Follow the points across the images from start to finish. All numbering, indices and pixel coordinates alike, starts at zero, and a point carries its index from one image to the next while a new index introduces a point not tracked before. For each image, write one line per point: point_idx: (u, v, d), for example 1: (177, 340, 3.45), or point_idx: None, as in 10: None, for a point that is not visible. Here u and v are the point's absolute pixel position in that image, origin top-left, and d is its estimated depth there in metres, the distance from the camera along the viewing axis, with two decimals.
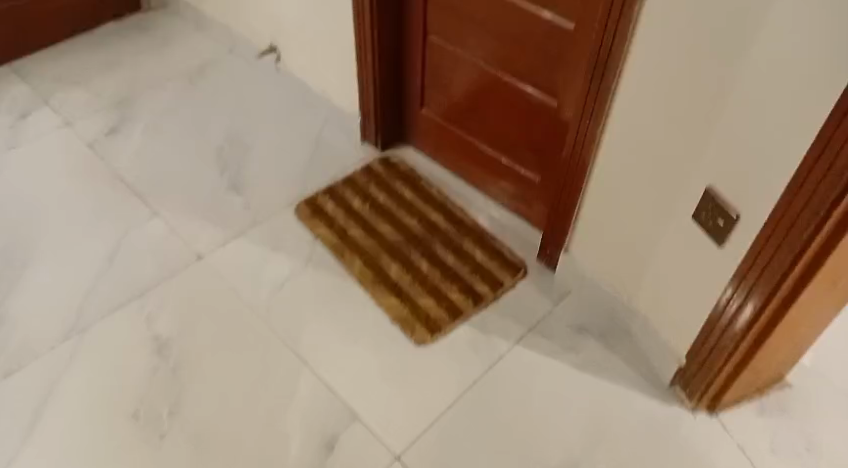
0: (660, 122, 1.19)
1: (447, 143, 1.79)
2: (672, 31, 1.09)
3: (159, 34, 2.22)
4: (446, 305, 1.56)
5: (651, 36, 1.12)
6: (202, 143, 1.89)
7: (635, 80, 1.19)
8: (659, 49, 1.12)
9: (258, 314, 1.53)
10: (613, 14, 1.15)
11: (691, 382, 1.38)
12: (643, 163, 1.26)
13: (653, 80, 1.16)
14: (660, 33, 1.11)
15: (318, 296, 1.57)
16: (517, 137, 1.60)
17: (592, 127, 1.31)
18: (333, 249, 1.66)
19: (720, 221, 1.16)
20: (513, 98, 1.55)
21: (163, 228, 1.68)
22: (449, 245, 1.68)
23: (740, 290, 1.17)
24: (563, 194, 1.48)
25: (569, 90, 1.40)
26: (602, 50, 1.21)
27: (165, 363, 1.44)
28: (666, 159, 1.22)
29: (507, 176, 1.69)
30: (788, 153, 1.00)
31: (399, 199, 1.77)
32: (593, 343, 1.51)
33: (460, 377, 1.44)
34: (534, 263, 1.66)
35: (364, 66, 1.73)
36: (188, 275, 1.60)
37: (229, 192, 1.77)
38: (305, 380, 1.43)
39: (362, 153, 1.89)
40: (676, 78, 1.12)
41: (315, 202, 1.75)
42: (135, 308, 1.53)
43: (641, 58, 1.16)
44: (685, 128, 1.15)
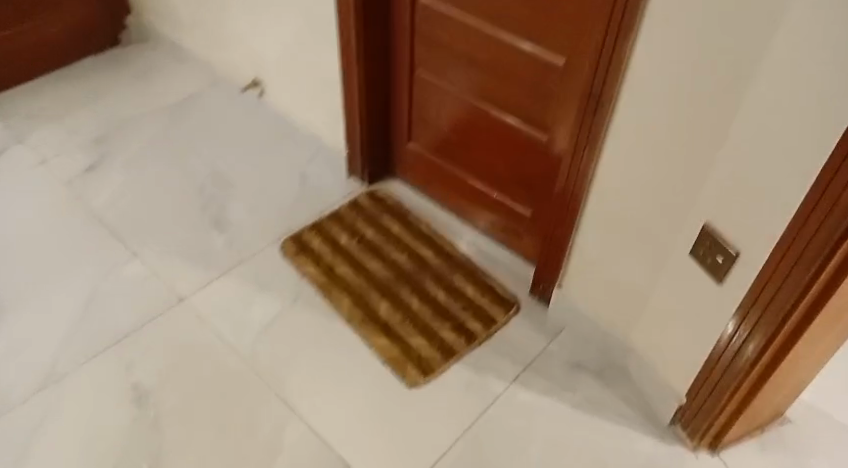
0: (656, 157, 1.17)
1: (434, 176, 1.76)
2: (668, 66, 1.07)
3: (140, 68, 2.18)
4: (438, 344, 1.51)
5: (646, 71, 1.11)
6: (184, 179, 1.84)
7: (629, 115, 1.17)
8: (655, 85, 1.11)
9: (244, 359, 1.47)
10: (606, 50, 1.14)
11: (691, 420, 1.35)
12: (639, 198, 1.24)
13: (649, 115, 1.14)
14: (656, 69, 1.09)
15: (305, 337, 1.52)
16: (507, 171, 1.57)
17: (585, 162, 1.29)
18: (321, 287, 1.61)
19: (719, 258, 1.14)
20: (503, 132, 1.53)
21: (144, 269, 1.63)
22: (439, 281, 1.64)
23: (743, 328, 1.14)
24: (557, 229, 1.45)
25: (560, 125, 1.38)
26: (596, 85, 1.20)
27: (145, 413, 1.38)
28: (663, 193, 1.19)
29: (497, 210, 1.66)
30: (789, 190, 0.98)
31: (387, 234, 1.73)
32: (590, 380, 1.48)
33: (454, 421, 1.40)
34: (526, 298, 1.62)
35: (350, 101, 1.70)
36: (170, 319, 1.54)
37: (213, 230, 1.72)
38: (293, 427, 1.37)
39: (348, 187, 1.85)
40: (673, 113, 1.11)
41: (301, 238, 1.71)
42: (114, 354, 1.47)
43: (636, 93, 1.14)
44: (682, 163, 1.13)
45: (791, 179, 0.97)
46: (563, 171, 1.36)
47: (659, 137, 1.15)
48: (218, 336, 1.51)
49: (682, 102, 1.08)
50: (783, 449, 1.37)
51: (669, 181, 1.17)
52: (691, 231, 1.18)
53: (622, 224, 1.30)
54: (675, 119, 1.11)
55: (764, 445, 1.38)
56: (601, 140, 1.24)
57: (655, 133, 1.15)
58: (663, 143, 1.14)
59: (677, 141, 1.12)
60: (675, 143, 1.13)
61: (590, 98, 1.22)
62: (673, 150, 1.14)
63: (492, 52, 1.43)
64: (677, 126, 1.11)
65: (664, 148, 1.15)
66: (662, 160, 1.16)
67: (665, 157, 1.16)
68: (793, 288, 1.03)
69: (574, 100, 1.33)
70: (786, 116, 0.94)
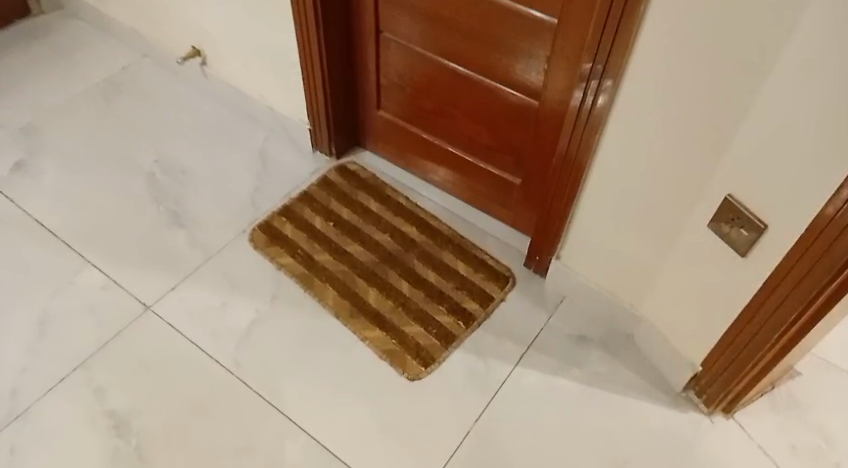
0: (671, 125, 1.06)
1: (410, 146, 1.62)
2: (684, 34, 0.96)
3: (59, 42, 1.92)
4: (436, 331, 1.42)
5: (658, 38, 0.99)
6: (130, 172, 1.65)
7: (640, 83, 1.06)
8: (670, 52, 0.99)
9: (228, 370, 1.35)
10: (614, 11, 1.01)
11: (706, 387, 1.31)
12: (649, 170, 1.15)
13: (661, 85, 1.03)
14: (672, 35, 0.97)
15: (293, 338, 1.40)
16: (492, 139, 1.46)
17: (588, 133, 1.19)
18: (301, 280, 1.48)
19: (743, 231, 1.07)
20: (486, 98, 1.40)
21: (99, 279, 1.47)
22: (428, 260, 1.52)
23: (769, 300, 1.09)
24: (553, 200, 1.36)
25: (555, 93, 1.27)
26: (600, 54, 1.08)
27: (126, 443, 1.25)
28: (678, 163, 1.10)
29: (482, 179, 1.55)
30: (821, 167, 0.91)
31: (366, 213, 1.59)
32: (596, 353, 1.42)
33: (463, 414, 1.33)
34: (521, 270, 1.53)
35: (310, 72, 1.53)
36: (138, 333, 1.39)
37: (171, 227, 1.56)
38: (293, 442, 1.27)
39: (316, 163, 1.70)
40: (690, 82, 1.00)
41: (271, 226, 1.56)
42: (80, 379, 1.33)
43: (649, 58, 1.02)
44: (701, 132, 1.03)
45: (820, 157, 0.91)
46: (563, 141, 1.25)
47: (674, 107, 1.04)
48: (195, 347, 1.38)
49: (700, 71, 0.98)
50: (794, 407, 1.36)
51: (685, 152, 1.08)
52: (711, 204, 1.10)
53: (629, 195, 1.21)
54: (692, 88, 1.00)
55: (775, 402, 1.37)
56: (605, 110, 1.13)
57: (668, 104, 1.05)
58: (678, 114, 1.04)
59: (694, 111, 1.02)
60: (690, 113, 1.03)
61: (593, 67, 1.10)
62: (689, 120, 1.04)
63: (473, 16, 1.28)
64: (694, 97, 1.01)
65: (679, 119, 1.05)
66: (676, 131, 1.06)
67: (680, 128, 1.06)
68: (830, 263, 0.97)
69: (570, 66, 1.21)
70: (822, 90, 0.86)
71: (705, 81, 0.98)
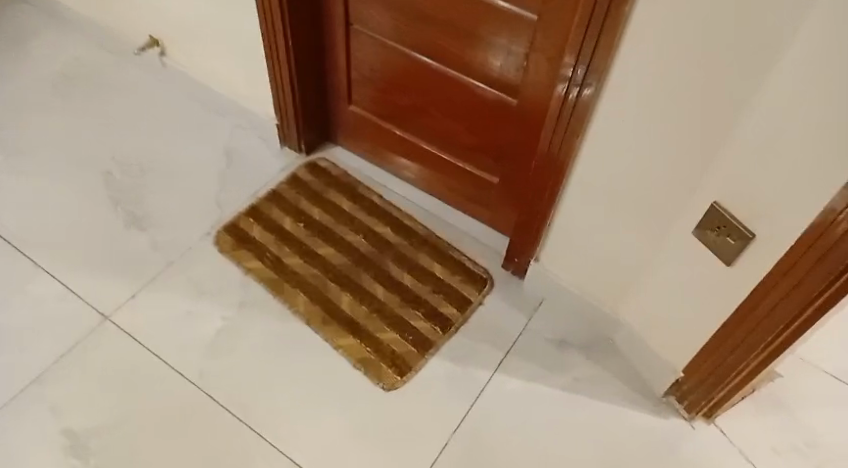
0: (657, 130, 1.01)
1: (383, 142, 1.56)
2: (672, 35, 0.91)
3: (9, 29, 1.81)
4: (412, 337, 1.37)
5: (645, 39, 0.94)
6: (86, 171, 1.57)
7: (626, 86, 1.00)
8: (658, 54, 0.94)
9: (194, 384, 1.30)
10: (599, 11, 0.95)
11: (688, 394, 1.28)
12: (634, 173, 1.10)
13: (649, 87, 0.98)
14: (660, 37, 0.92)
15: (260, 348, 1.34)
16: (469, 137, 1.40)
17: (571, 134, 1.13)
18: (270, 285, 1.42)
19: (730, 239, 1.03)
20: (464, 95, 1.34)
21: (54, 287, 1.39)
22: (403, 262, 1.46)
23: (757, 309, 1.05)
24: (533, 202, 1.31)
25: (535, 91, 1.22)
26: (584, 53, 1.02)
27: (85, 464, 1.20)
28: (665, 168, 1.05)
29: (459, 178, 1.49)
30: (812, 176, 0.87)
31: (338, 213, 1.52)
32: (577, 358, 1.38)
33: (440, 425, 1.28)
34: (499, 271, 1.48)
35: (277, 66, 1.44)
36: (96, 345, 1.33)
37: (131, 230, 1.48)
38: (263, 459, 1.22)
39: (284, 160, 1.62)
40: (679, 86, 0.95)
41: (238, 228, 1.49)
42: (34, 396, 1.26)
43: (635, 61, 0.97)
44: (689, 138, 0.99)
45: (820, 159, 0.85)
46: (543, 142, 1.20)
47: (662, 111, 0.99)
48: (159, 359, 1.32)
49: (692, 73, 0.92)
50: (776, 410, 1.34)
51: (673, 157, 1.03)
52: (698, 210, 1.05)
53: (613, 199, 1.16)
54: (685, 91, 0.95)
55: (757, 405, 1.35)
56: (588, 112, 1.08)
57: (656, 108, 0.99)
58: (666, 118, 0.99)
59: (683, 115, 0.97)
60: (679, 118, 0.98)
61: (577, 67, 1.04)
62: (677, 124, 0.99)
63: (448, 9, 1.21)
64: (683, 100, 0.95)
65: (668, 123, 0.99)
66: (663, 136, 1.01)
67: (671, 132, 1.00)
68: (823, 273, 0.93)
69: (551, 63, 1.15)
70: (822, 91, 0.81)
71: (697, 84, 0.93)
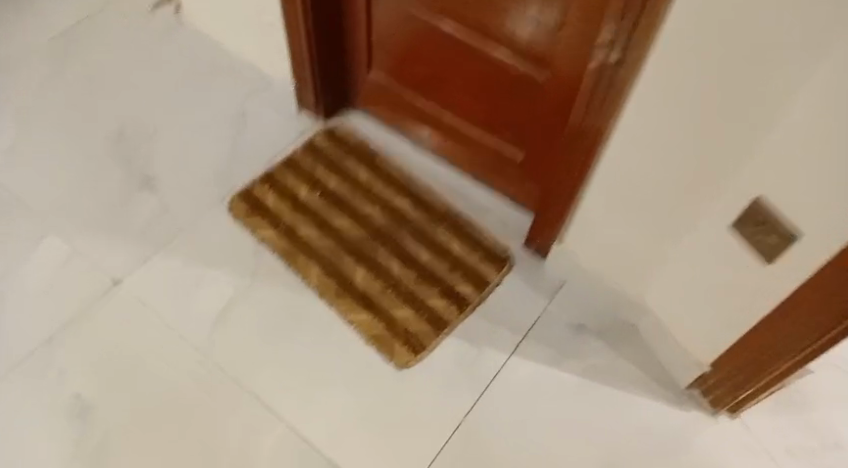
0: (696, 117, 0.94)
1: (403, 112, 1.50)
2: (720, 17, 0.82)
3: None
4: (427, 315, 1.32)
5: (688, 19, 0.85)
6: (99, 132, 1.53)
7: (665, 67, 0.93)
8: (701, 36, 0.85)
9: (204, 353, 1.27)
10: None
11: (714, 388, 1.22)
12: (668, 159, 1.02)
13: (690, 69, 0.90)
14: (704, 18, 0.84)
15: (271, 320, 1.31)
16: (492, 112, 1.35)
17: (603, 114, 1.06)
18: (284, 255, 1.38)
19: (771, 238, 0.96)
20: (490, 64, 1.26)
21: (63, 249, 1.37)
22: (421, 237, 1.41)
23: (795, 310, 0.99)
24: (558, 182, 1.24)
25: (566, 64, 1.14)
26: (622, 29, 0.93)
27: (91, 430, 1.19)
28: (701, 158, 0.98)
29: (481, 153, 1.44)
30: None
31: (356, 182, 1.47)
32: (596, 344, 1.33)
33: (452, 408, 1.24)
34: (519, 251, 1.43)
35: (294, 30, 1.38)
36: (107, 309, 1.31)
37: (143, 194, 1.45)
38: (270, 433, 1.20)
39: (302, 125, 1.57)
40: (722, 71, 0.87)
41: (252, 195, 1.45)
42: (42, 359, 1.25)
43: (676, 41, 0.89)
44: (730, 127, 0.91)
45: (837, 169, 0.82)
46: (572, 121, 1.12)
47: (701, 96, 0.91)
48: (169, 327, 1.30)
49: (736, 58, 0.84)
50: (803, 406, 1.29)
51: (710, 147, 0.95)
52: (736, 200, 0.98)
53: (644, 183, 1.09)
54: (722, 76, 0.87)
55: (783, 402, 1.29)
56: (623, 91, 1.00)
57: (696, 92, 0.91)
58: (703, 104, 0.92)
59: (724, 102, 0.89)
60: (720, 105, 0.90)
61: (613, 44, 0.96)
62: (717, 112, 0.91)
63: None
64: (727, 85, 0.87)
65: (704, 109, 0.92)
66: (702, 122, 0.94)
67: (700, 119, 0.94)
68: None
69: (584, 36, 1.06)
70: None
71: (734, 71, 0.85)
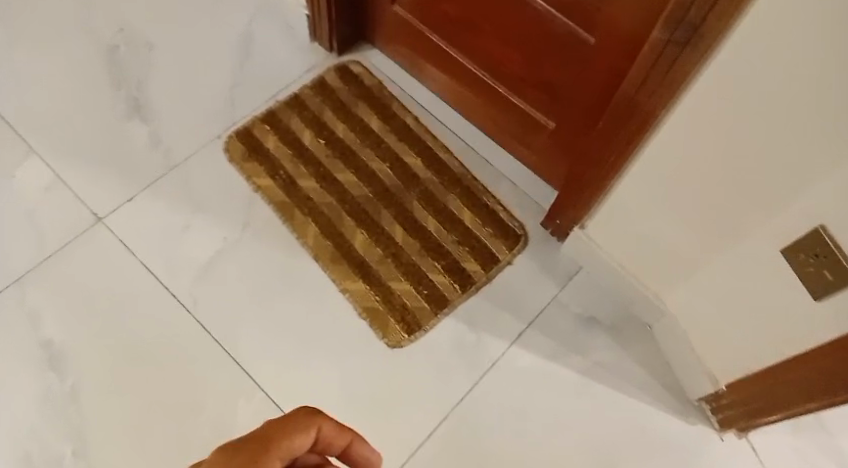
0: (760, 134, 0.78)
1: (426, 54, 1.33)
2: (770, 30, 0.69)
3: None
4: (426, 292, 1.23)
5: (770, 24, 0.68)
6: (89, 45, 1.38)
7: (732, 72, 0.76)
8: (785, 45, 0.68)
9: (186, 308, 1.19)
10: None
11: (726, 408, 1.13)
12: (704, 173, 0.89)
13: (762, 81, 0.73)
14: (794, 25, 0.66)
15: (260, 278, 1.22)
16: (525, 71, 1.16)
17: (650, 108, 0.90)
18: (279, 209, 1.27)
19: (827, 275, 0.80)
20: (526, 21, 1.07)
21: (44, 175, 1.26)
22: (430, 203, 1.30)
23: (835, 358, 0.86)
24: (588, 166, 1.09)
25: (616, 37, 0.96)
26: (689, 17, 0.75)
27: (62, 379, 1.12)
28: (757, 179, 0.83)
29: (508, 116, 1.28)
30: None
31: (366, 135, 1.34)
32: (605, 341, 1.23)
33: (442, 395, 1.16)
34: (535, 229, 1.31)
35: None
36: (87, 250, 1.21)
37: (132, 122, 1.32)
38: (248, 401, 1.14)
39: (312, 57, 1.41)
40: (789, 91, 0.72)
41: (250, 135, 1.32)
42: (16, 297, 1.17)
43: (752, 45, 0.72)
44: (800, 154, 0.75)
45: None
46: (613, 106, 0.96)
47: (742, 116, 0.78)
48: (151, 275, 1.21)
49: (823, 77, 0.67)
50: (817, 432, 1.20)
51: (744, 168, 0.83)
52: (793, 229, 0.83)
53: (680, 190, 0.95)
54: (802, 96, 0.71)
55: (798, 425, 1.20)
56: (677, 89, 0.84)
57: (730, 108, 0.79)
58: (752, 125, 0.78)
59: (798, 126, 0.73)
60: (756, 126, 0.78)
61: (676, 31, 0.78)
62: (752, 134, 0.79)
63: None
64: (806, 107, 0.71)
65: (753, 130, 0.79)
66: (736, 141, 0.82)
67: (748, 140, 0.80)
68: None
69: (640, 10, 0.88)
70: None
71: (820, 92, 0.69)
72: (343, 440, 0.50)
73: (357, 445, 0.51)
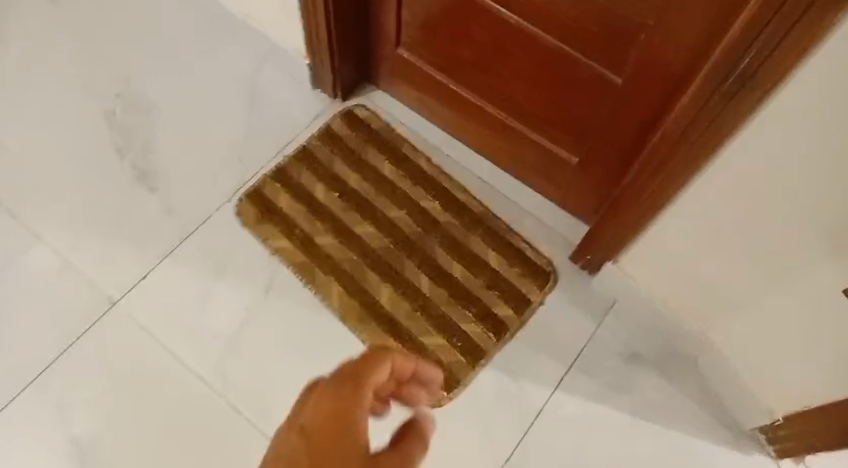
0: (816, 185, 0.74)
1: (434, 94, 1.28)
2: (803, 77, 0.66)
3: None
4: (461, 345, 1.19)
5: (830, 80, 0.64)
6: (83, 113, 1.32)
7: (784, 125, 0.72)
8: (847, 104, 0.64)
9: (215, 391, 1.14)
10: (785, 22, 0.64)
11: (785, 438, 1.09)
12: (754, 217, 0.85)
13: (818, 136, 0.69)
14: None
15: (289, 349, 1.18)
16: (545, 108, 1.12)
17: (691, 156, 0.85)
18: (299, 271, 1.22)
19: None
20: (548, 61, 1.03)
21: (52, 259, 1.21)
22: (454, 248, 1.25)
23: None
24: (620, 206, 1.05)
25: (648, 76, 0.91)
26: (744, 63, 0.71)
27: None
28: (815, 226, 0.78)
29: (528, 151, 1.23)
30: None
31: (380, 182, 1.29)
32: (650, 375, 1.20)
33: (491, 452, 1.14)
34: (565, 264, 1.26)
35: (309, 7, 1.14)
36: (106, 337, 1.16)
37: (136, 193, 1.26)
38: None
39: (317, 104, 1.36)
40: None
41: (262, 195, 1.27)
42: (37, 394, 1.12)
43: (808, 102, 0.67)
44: None
45: None
46: (651, 148, 0.92)
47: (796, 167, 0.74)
48: (174, 358, 1.16)
49: None
50: None
51: (798, 215, 0.79)
52: None
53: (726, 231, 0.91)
54: None
55: None
56: (722, 140, 0.80)
57: (770, 154, 0.76)
58: (806, 177, 0.74)
59: None
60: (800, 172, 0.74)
61: (728, 79, 0.74)
62: (799, 181, 0.75)
63: None
64: None
65: (809, 181, 0.74)
66: (790, 189, 0.77)
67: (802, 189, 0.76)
68: None
69: (679, 50, 0.83)
70: None
71: None
72: (408, 364, 0.56)
73: (419, 368, 0.58)
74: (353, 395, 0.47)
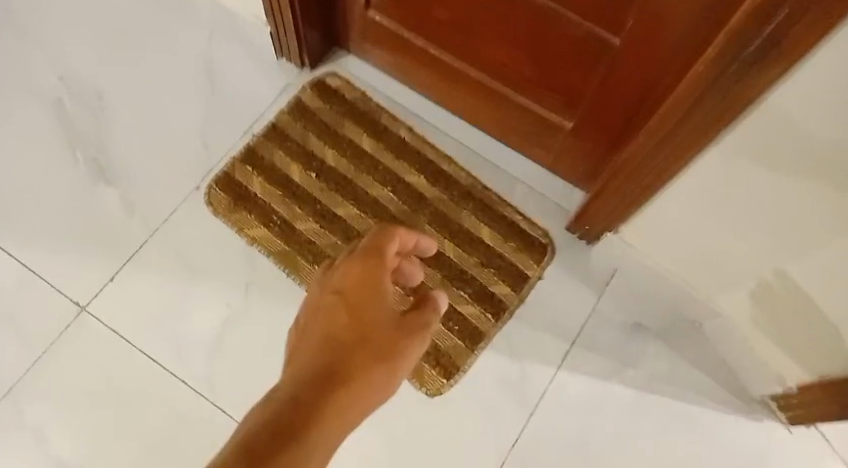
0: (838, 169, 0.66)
1: (411, 58, 1.17)
2: (832, 49, 0.57)
3: None
4: (458, 328, 1.12)
5: None
6: (27, 102, 1.20)
7: (807, 102, 0.63)
8: None
9: (199, 394, 1.08)
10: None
11: (797, 407, 1.06)
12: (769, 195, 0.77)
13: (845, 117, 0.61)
14: None
15: (275, 344, 1.11)
16: (534, 73, 1.02)
17: (704, 128, 0.77)
18: (281, 261, 1.14)
19: None
20: (536, 24, 0.93)
21: (9, 267, 1.12)
22: (443, 225, 1.17)
23: None
24: (621, 177, 0.97)
25: (649, 40, 0.81)
26: (761, 38, 0.62)
27: None
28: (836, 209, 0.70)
29: (516, 117, 1.14)
30: None
31: (360, 158, 1.20)
32: (655, 346, 1.15)
33: (494, 438, 1.10)
34: (561, 234, 1.19)
35: None
36: (77, 348, 1.09)
37: (94, 187, 1.16)
38: None
39: (285, 76, 1.25)
40: None
41: (233, 181, 1.17)
42: (8, 414, 1.05)
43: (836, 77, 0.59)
44: None
45: None
46: (655, 119, 0.84)
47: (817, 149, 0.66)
48: (152, 363, 1.09)
49: None
50: None
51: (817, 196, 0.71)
52: None
53: (739, 208, 0.83)
54: None
55: None
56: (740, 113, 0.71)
57: (790, 132, 0.68)
58: (827, 160, 0.66)
59: None
60: (821, 154, 0.66)
61: (744, 51, 0.66)
62: (820, 163, 0.67)
63: None
64: None
65: (830, 165, 0.66)
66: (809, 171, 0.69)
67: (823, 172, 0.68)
68: None
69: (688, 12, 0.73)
70: None
71: None
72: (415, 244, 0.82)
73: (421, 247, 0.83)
74: (372, 266, 0.70)
